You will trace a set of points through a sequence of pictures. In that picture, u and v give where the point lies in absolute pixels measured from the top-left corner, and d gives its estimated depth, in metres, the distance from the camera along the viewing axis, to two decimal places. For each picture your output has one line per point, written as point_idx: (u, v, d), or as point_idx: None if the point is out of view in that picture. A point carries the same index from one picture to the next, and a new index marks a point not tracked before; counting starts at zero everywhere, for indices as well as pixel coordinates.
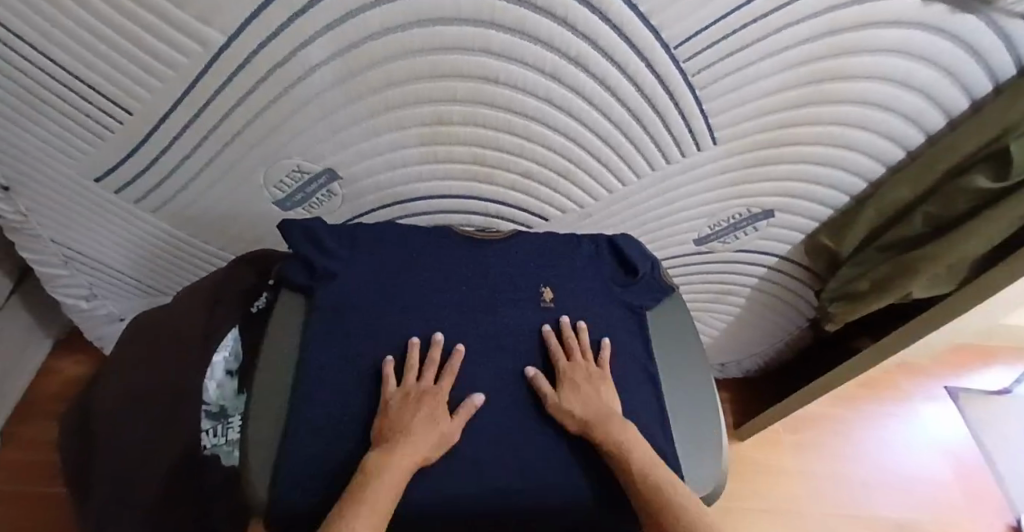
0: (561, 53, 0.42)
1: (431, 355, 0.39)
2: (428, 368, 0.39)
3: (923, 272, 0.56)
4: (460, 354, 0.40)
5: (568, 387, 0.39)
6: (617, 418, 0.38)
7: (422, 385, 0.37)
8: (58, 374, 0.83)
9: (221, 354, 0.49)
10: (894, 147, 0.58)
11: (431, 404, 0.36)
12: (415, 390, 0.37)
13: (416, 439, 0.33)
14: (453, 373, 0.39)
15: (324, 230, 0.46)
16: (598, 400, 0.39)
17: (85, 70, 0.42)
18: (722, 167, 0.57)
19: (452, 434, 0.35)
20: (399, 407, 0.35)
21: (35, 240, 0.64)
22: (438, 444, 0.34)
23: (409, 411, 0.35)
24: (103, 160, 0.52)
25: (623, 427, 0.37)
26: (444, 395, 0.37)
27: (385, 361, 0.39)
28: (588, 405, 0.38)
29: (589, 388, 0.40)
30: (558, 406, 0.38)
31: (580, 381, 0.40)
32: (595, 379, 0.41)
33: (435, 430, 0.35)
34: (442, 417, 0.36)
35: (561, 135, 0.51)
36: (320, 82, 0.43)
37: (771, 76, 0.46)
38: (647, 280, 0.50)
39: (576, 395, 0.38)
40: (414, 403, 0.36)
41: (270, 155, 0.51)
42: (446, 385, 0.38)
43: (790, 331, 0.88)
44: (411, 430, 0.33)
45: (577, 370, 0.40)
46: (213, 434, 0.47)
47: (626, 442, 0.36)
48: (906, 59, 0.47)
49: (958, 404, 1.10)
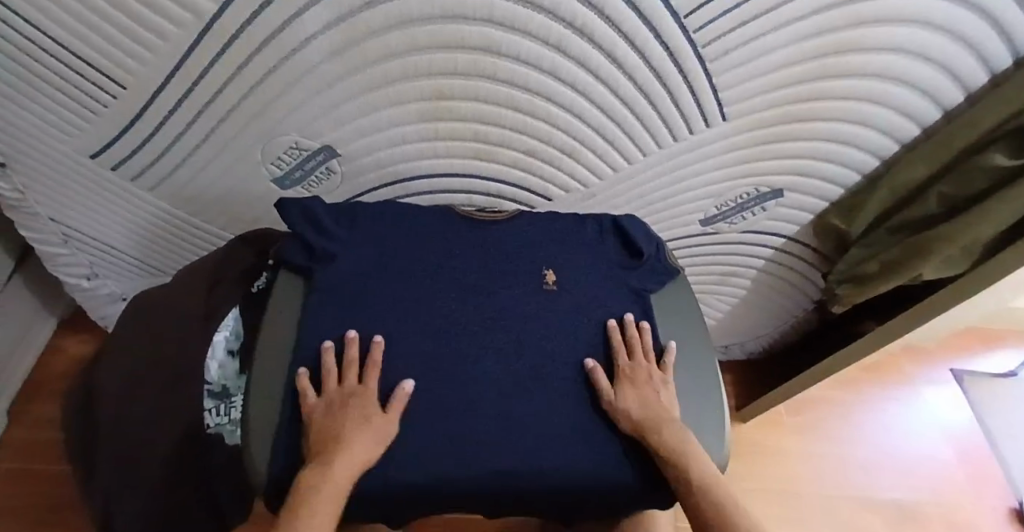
0: (566, 23, 0.40)
1: (347, 354, 0.38)
2: (347, 370, 0.37)
3: (936, 253, 0.55)
4: (377, 347, 0.38)
5: (626, 386, 0.39)
6: (673, 423, 0.38)
7: (344, 389, 0.36)
8: (63, 353, 0.84)
9: (221, 333, 0.47)
10: (909, 124, 0.56)
11: (357, 406, 0.35)
12: (338, 397, 0.35)
13: (350, 447, 0.32)
14: (376, 368, 0.37)
15: (322, 210, 0.45)
16: (654, 403, 0.39)
17: (75, 41, 0.41)
18: (730, 145, 0.55)
19: (388, 429, 0.34)
20: (325, 421, 0.35)
21: (33, 219, 0.63)
22: (377, 442, 0.34)
23: (336, 422, 0.34)
24: (98, 136, 0.51)
25: (679, 432, 0.37)
26: (371, 392, 0.36)
27: (298, 372, 0.37)
28: (644, 407, 0.38)
29: (648, 391, 0.40)
30: (613, 403, 0.38)
31: (639, 383, 0.40)
32: (654, 381, 0.41)
33: (368, 429, 0.34)
34: (374, 414, 0.35)
35: (565, 111, 0.50)
36: (315, 55, 0.42)
37: (779, 49, 0.44)
38: (652, 263, 0.49)
39: (634, 395, 0.39)
40: (337, 411, 0.35)
41: (267, 131, 0.50)
42: (372, 381, 0.37)
43: (795, 314, 0.87)
44: (342, 441, 0.33)
45: (638, 370, 0.41)
46: (214, 414, 0.46)
47: (685, 451, 0.36)
48: (926, 29, 0.45)
49: (963, 387, 1.10)
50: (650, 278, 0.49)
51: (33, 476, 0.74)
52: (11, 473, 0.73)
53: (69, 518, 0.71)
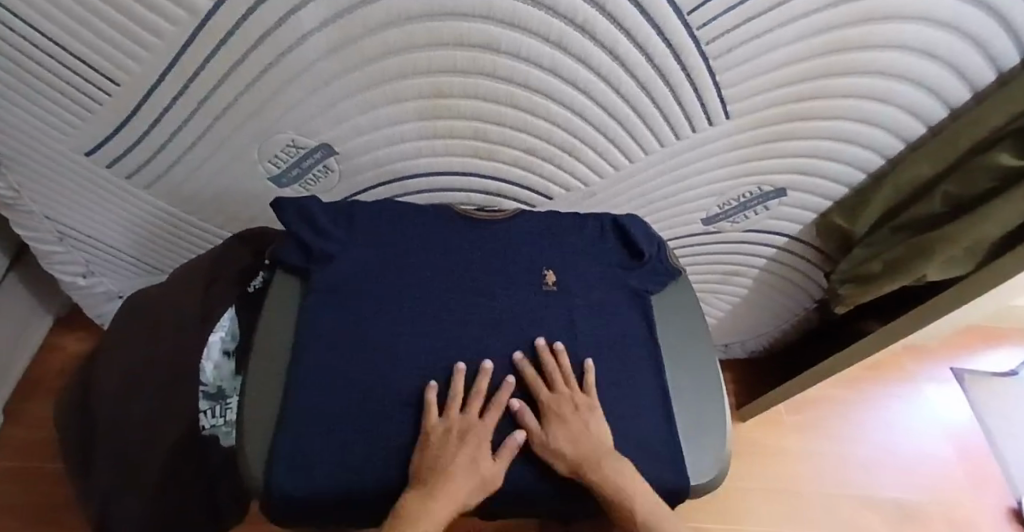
0: (566, 20, 0.39)
1: (479, 386, 0.37)
2: (474, 402, 0.36)
3: (939, 253, 0.54)
4: (508, 389, 0.38)
5: (553, 423, 0.36)
6: (609, 455, 0.35)
7: (467, 421, 0.35)
8: (61, 351, 0.84)
9: (217, 334, 0.48)
10: (915, 123, 0.55)
11: (474, 444, 0.34)
12: (459, 426, 0.35)
13: (458, 486, 0.32)
14: (499, 410, 0.37)
15: (318, 209, 0.45)
16: (586, 434, 0.36)
17: (67, 38, 0.40)
18: (734, 143, 0.54)
19: (494, 478, 0.34)
20: (439, 445, 0.34)
21: (28, 217, 0.63)
22: (480, 490, 0.33)
23: (452, 454, 0.33)
24: (93, 134, 0.50)
25: (616, 466, 0.35)
26: (489, 433, 0.35)
27: (429, 388, 0.36)
28: (576, 443, 0.35)
29: (577, 421, 0.36)
30: (546, 447, 0.35)
31: (564, 415, 0.36)
32: (584, 409, 0.37)
33: (478, 474, 0.33)
34: (485, 458, 0.34)
35: (565, 109, 0.49)
36: (311, 51, 0.41)
37: (782, 47, 0.44)
38: (653, 264, 0.48)
39: (563, 431, 0.35)
40: (456, 443, 0.34)
41: (263, 129, 0.49)
42: (492, 421, 0.36)
43: (796, 313, 0.86)
44: (453, 476, 0.32)
45: (562, 402, 0.37)
46: (210, 416, 0.46)
47: (625, 485, 0.34)
48: (932, 27, 0.45)
49: (963, 386, 1.10)
50: (651, 278, 0.48)
51: (31, 475, 0.73)
52: (8, 472, 0.73)
53: (67, 517, 0.71)
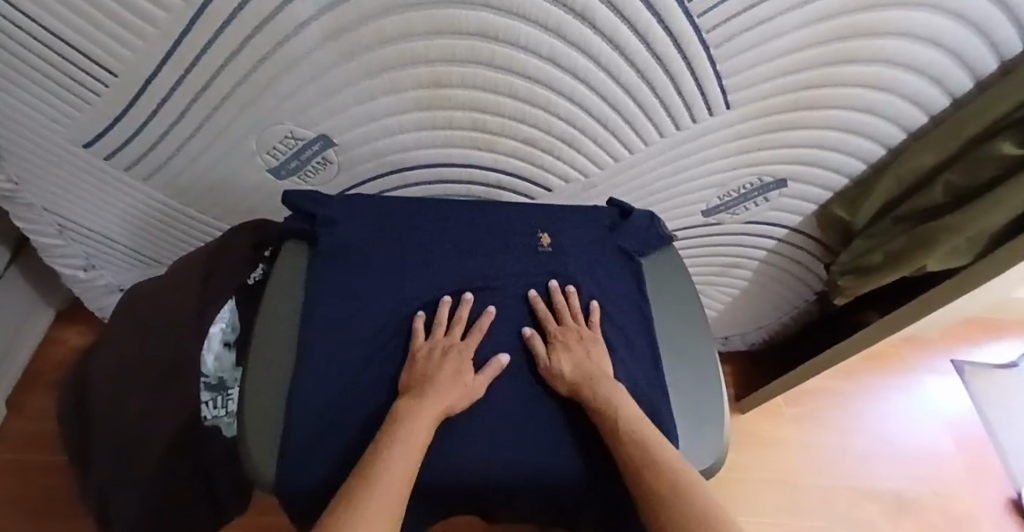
0: (566, 8, 0.39)
1: (460, 313, 0.39)
2: (455, 326, 0.38)
3: (943, 243, 0.54)
4: (488, 315, 0.39)
5: (556, 348, 0.38)
6: (607, 377, 0.37)
7: (450, 340, 0.37)
8: (62, 344, 0.84)
9: (217, 325, 0.48)
10: (916, 112, 0.55)
11: (457, 357, 0.36)
12: (443, 344, 0.36)
13: (444, 386, 0.33)
14: (480, 332, 0.38)
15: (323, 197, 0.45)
16: (587, 359, 0.38)
17: (62, 27, 0.40)
18: (735, 133, 0.54)
19: (478, 387, 0.35)
20: (424, 360, 0.35)
21: (28, 209, 0.63)
22: (466, 395, 0.34)
23: (439, 364, 0.35)
24: (91, 125, 0.50)
25: (611, 385, 0.36)
26: (471, 350, 0.37)
27: (414, 316, 0.39)
28: (577, 366, 0.37)
29: (579, 348, 0.38)
30: (550, 367, 0.37)
31: (566, 340, 0.38)
32: (588, 341, 0.40)
33: (463, 381, 0.34)
34: (468, 370, 0.35)
35: (565, 99, 0.49)
36: (309, 40, 0.41)
37: (787, 35, 0.44)
38: (642, 226, 0.49)
39: (565, 354, 0.37)
40: (440, 357, 0.35)
41: (262, 120, 0.49)
42: (474, 342, 0.38)
43: (796, 305, 0.86)
44: (438, 381, 0.33)
45: (568, 332, 0.39)
46: (212, 406, 0.47)
47: (615, 400, 0.35)
48: (935, 15, 0.44)
49: (963, 378, 1.10)
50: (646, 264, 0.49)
51: (35, 468, 0.74)
52: (12, 465, 0.74)
53: (70, 510, 0.71)
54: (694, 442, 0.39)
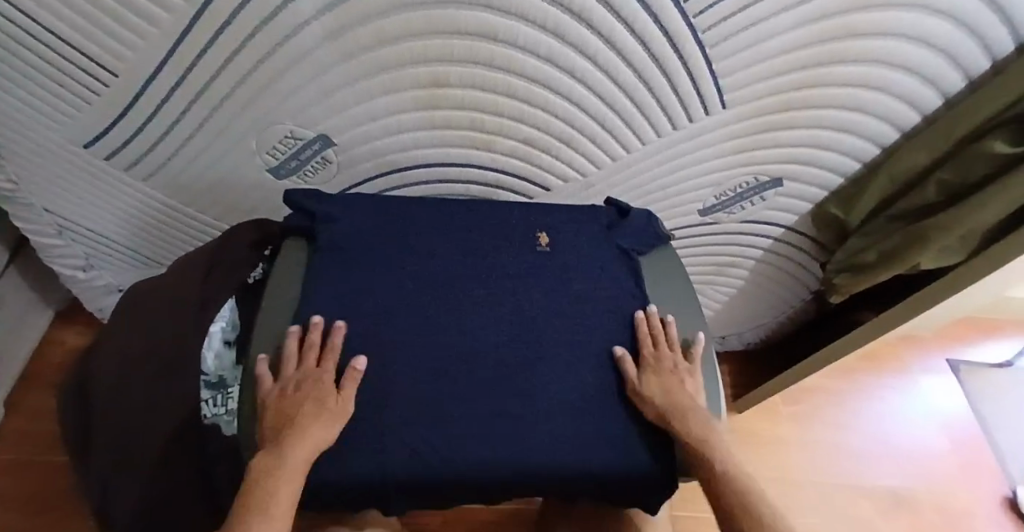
0: (564, 8, 0.40)
1: (308, 339, 0.36)
2: (308, 354, 0.36)
3: (935, 241, 0.55)
4: (338, 331, 0.36)
5: (651, 373, 0.38)
6: (699, 411, 0.38)
7: (302, 373, 0.35)
8: (61, 345, 0.84)
9: (217, 324, 0.48)
10: (909, 111, 0.55)
11: (313, 388, 0.33)
12: (295, 381, 0.34)
13: (306, 424, 0.31)
14: (334, 351, 0.36)
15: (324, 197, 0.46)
16: (681, 390, 0.38)
17: (63, 27, 0.40)
18: (731, 133, 0.55)
19: (342, 408, 0.33)
20: (277, 406, 0.33)
21: (27, 209, 0.63)
22: (332, 422, 0.32)
23: (292, 404, 0.33)
24: (91, 125, 0.50)
25: (703, 419, 0.37)
26: (327, 373, 0.34)
27: (257, 363, 0.36)
28: (669, 395, 0.38)
29: (672, 377, 0.39)
30: (643, 390, 0.37)
31: (662, 369, 0.39)
32: (682, 371, 0.40)
33: (326, 408, 0.32)
34: (329, 395, 0.33)
35: (563, 99, 0.49)
36: (309, 41, 0.41)
37: (782, 35, 0.44)
38: (640, 226, 0.50)
39: (660, 381, 0.38)
40: (295, 395, 0.33)
41: (262, 120, 0.50)
42: (329, 363, 0.35)
43: (792, 304, 0.87)
44: (297, 422, 0.31)
45: (663, 360, 0.40)
46: (213, 404, 0.47)
47: (707, 438, 0.36)
48: (926, 16, 0.45)
49: (959, 377, 1.11)
50: (643, 262, 0.49)
51: (34, 467, 0.74)
52: (11, 464, 0.74)
53: (70, 509, 0.71)
54: None
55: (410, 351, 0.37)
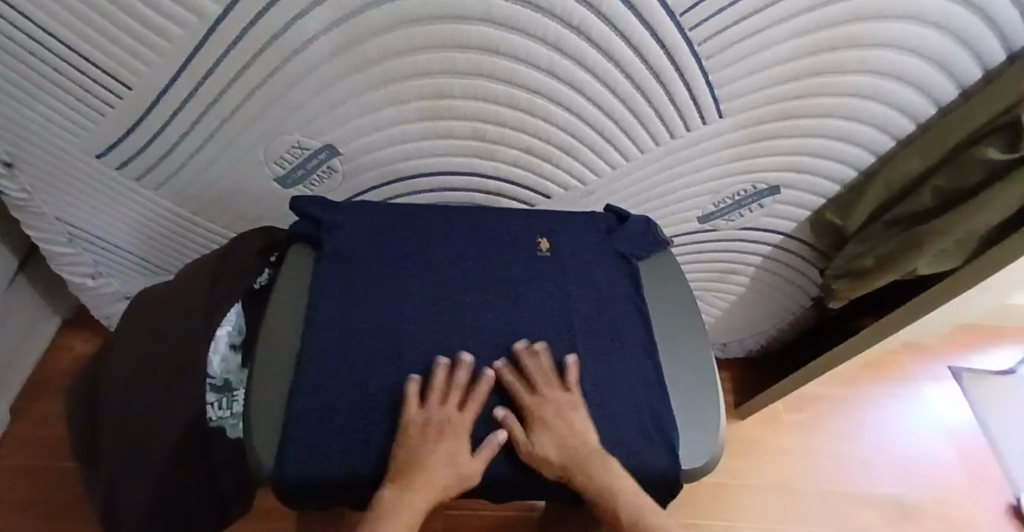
0: (564, 23, 0.41)
1: (458, 379, 0.36)
2: (454, 391, 0.35)
3: (931, 246, 0.55)
4: (487, 380, 0.36)
5: (534, 429, 0.34)
6: (594, 454, 0.33)
7: (445, 413, 0.33)
8: (67, 352, 0.85)
9: (224, 327, 0.49)
10: (902, 119, 0.56)
11: (452, 436, 0.33)
12: (440, 417, 0.33)
13: (436, 471, 0.30)
14: (479, 400, 0.35)
15: (329, 205, 0.47)
16: (568, 432, 0.34)
17: (80, 42, 0.42)
18: (727, 142, 0.56)
19: (475, 468, 0.32)
20: (412, 433, 0.32)
21: (39, 218, 0.64)
22: (460, 481, 0.31)
23: (431, 443, 0.32)
24: (104, 136, 0.52)
25: (603, 463, 0.33)
26: (467, 421, 0.34)
27: (408, 381, 0.35)
28: (560, 447, 0.33)
29: (558, 419, 0.35)
30: (537, 453, 0.33)
31: (543, 414, 0.34)
32: (565, 408, 0.35)
33: (459, 464, 0.31)
34: (464, 450, 0.32)
35: (563, 109, 0.51)
36: (317, 55, 0.43)
37: (776, 47, 0.45)
38: (640, 232, 0.51)
39: (547, 434, 0.34)
40: (436, 434, 0.32)
41: (271, 131, 0.51)
42: (473, 411, 0.35)
43: (792, 311, 0.87)
44: (430, 466, 0.30)
45: (545, 404, 0.35)
46: (218, 407, 0.48)
47: (612, 485, 0.32)
48: (917, 27, 0.46)
49: (962, 384, 1.11)
50: (642, 267, 0.50)
51: (40, 473, 0.74)
52: (18, 469, 0.74)
53: (76, 515, 0.71)
54: (692, 439, 0.39)
55: (413, 354, 0.38)
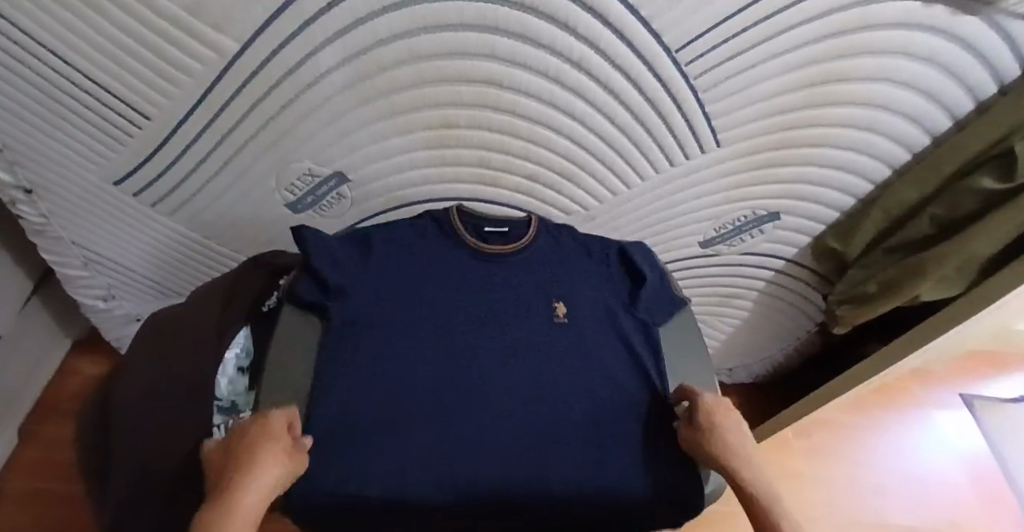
0: (564, 58, 0.43)
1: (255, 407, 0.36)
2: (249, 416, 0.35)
3: (931, 273, 0.56)
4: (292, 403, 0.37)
5: (717, 421, 0.40)
6: (758, 462, 0.39)
7: (251, 427, 0.33)
8: (77, 374, 0.85)
9: (232, 350, 0.48)
10: (898, 149, 0.57)
11: (265, 436, 0.32)
12: (241, 436, 0.33)
13: (258, 466, 0.30)
14: (290, 410, 0.35)
15: (336, 241, 0.44)
16: (744, 433, 0.40)
17: (105, 76, 0.44)
18: (725, 170, 0.57)
19: (291, 464, 0.32)
20: (222, 465, 0.31)
21: (57, 242, 0.66)
22: (280, 474, 0.31)
23: (239, 456, 0.31)
24: (122, 164, 0.54)
25: (763, 472, 0.38)
26: (276, 423, 0.33)
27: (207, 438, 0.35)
28: (731, 446, 0.39)
29: (736, 418, 0.41)
30: (708, 427, 0.39)
31: (724, 411, 0.41)
32: (738, 417, 0.42)
33: (275, 456, 0.31)
34: (284, 446, 0.32)
35: (565, 138, 0.52)
36: (328, 88, 0.45)
37: (770, 79, 0.47)
38: (658, 295, 0.50)
39: (722, 422, 0.40)
40: (241, 447, 0.31)
41: (283, 159, 0.53)
42: (282, 417, 0.34)
43: (799, 335, 0.87)
44: (244, 469, 0.29)
45: (722, 409, 0.41)
46: (223, 430, 0.44)
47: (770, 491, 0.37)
48: (906, 61, 0.48)
49: (973, 412, 1.09)
50: (662, 332, 0.49)
51: (46, 495, 0.75)
52: (25, 492, 0.75)
53: None
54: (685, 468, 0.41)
55: None
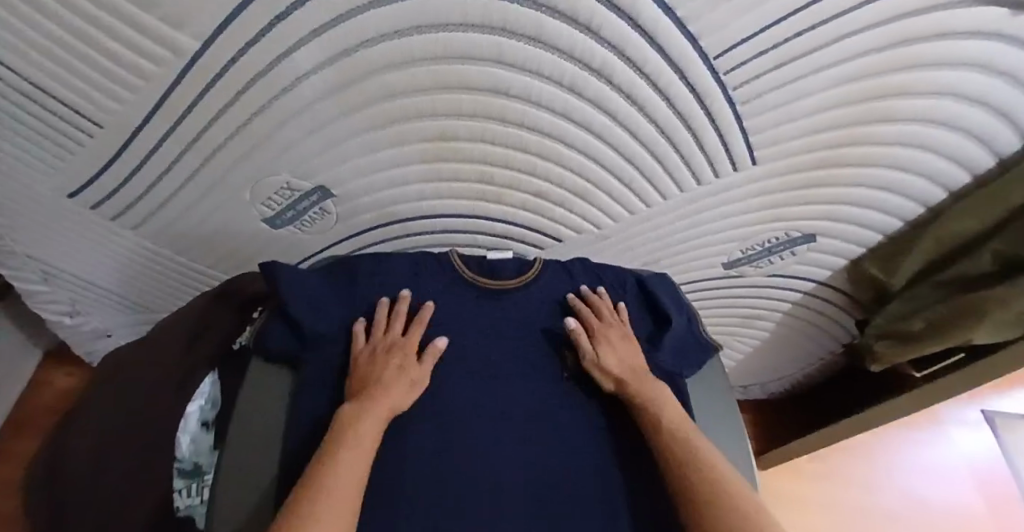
0: (582, 64, 0.36)
1: (398, 308, 0.39)
2: (397, 323, 0.38)
3: (988, 316, 0.50)
4: (428, 308, 0.40)
5: (605, 341, 0.40)
6: (648, 376, 0.40)
7: (390, 338, 0.37)
8: (50, 387, 0.81)
9: (196, 403, 0.42)
10: (957, 169, 0.50)
11: (400, 353, 0.36)
12: (386, 343, 0.36)
13: (390, 383, 0.34)
14: (422, 323, 0.38)
15: (315, 284, 0.40)
16: (634, 353, 0.41)
17: (43, 77, 0.38)
18: (760, 190, 0.50)
19: (421, 376, 0.36)
20: (366, 368, 0.35)
21: (13, 255, 0.60)
22: (410, 391, 0.34)
23: (377, 366, 0.35)
24: (76, 174, 0.47)
25: (654, 384, 0.39)
26: (412, 339, 0.37)
27: (354, 323, 0.39)
28: (620, 361, 0.40)
29: (626, 339, 0.42)
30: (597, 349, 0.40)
31: (611, 332, 0.41)
32: (627, 336, 0.42)
33: (406, 376, 0.35)
34: (413, 362, 0.36)
35: (578, 152, 0.45)
36: (308, 93, 0.38)
37: (824, 91, 0.40)
38: (683, 345, 0.46)
39: (609, 343, 0.40)
40: (382, 357, 0.35)
41: (256, 172, 0.46)
42: (416, 332, 0.38)
43: (822, 357, 0.81)
44: (383, 380, 0.34)
45: (610, 329, 0.42)
46: (186, 495, 0.37)
47: (657, 399, 0.38)
48: (984, 73, 0.40)
49: (995, 429, 1.04)
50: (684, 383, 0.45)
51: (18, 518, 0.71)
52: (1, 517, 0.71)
53: None
54: None
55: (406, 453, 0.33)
